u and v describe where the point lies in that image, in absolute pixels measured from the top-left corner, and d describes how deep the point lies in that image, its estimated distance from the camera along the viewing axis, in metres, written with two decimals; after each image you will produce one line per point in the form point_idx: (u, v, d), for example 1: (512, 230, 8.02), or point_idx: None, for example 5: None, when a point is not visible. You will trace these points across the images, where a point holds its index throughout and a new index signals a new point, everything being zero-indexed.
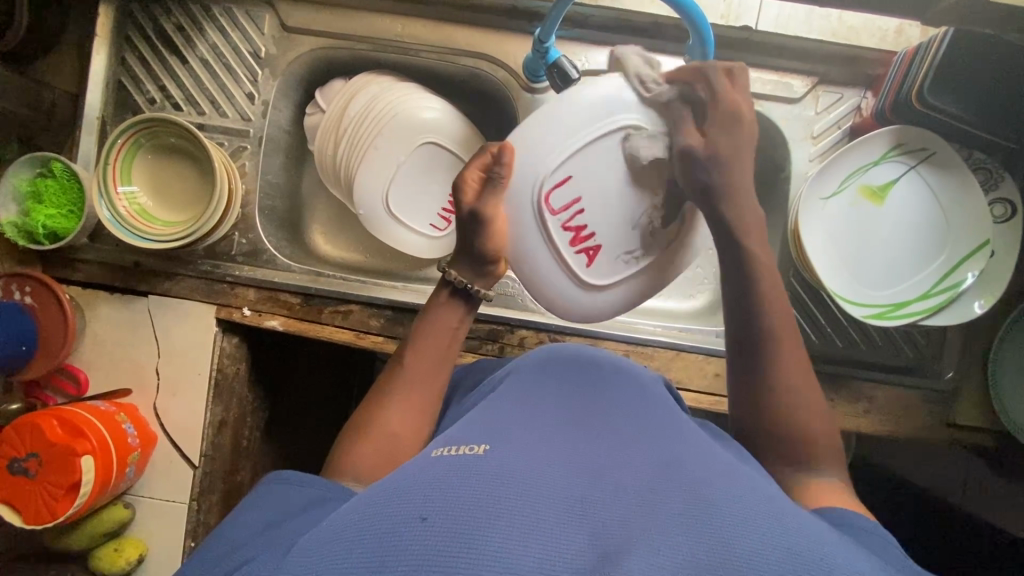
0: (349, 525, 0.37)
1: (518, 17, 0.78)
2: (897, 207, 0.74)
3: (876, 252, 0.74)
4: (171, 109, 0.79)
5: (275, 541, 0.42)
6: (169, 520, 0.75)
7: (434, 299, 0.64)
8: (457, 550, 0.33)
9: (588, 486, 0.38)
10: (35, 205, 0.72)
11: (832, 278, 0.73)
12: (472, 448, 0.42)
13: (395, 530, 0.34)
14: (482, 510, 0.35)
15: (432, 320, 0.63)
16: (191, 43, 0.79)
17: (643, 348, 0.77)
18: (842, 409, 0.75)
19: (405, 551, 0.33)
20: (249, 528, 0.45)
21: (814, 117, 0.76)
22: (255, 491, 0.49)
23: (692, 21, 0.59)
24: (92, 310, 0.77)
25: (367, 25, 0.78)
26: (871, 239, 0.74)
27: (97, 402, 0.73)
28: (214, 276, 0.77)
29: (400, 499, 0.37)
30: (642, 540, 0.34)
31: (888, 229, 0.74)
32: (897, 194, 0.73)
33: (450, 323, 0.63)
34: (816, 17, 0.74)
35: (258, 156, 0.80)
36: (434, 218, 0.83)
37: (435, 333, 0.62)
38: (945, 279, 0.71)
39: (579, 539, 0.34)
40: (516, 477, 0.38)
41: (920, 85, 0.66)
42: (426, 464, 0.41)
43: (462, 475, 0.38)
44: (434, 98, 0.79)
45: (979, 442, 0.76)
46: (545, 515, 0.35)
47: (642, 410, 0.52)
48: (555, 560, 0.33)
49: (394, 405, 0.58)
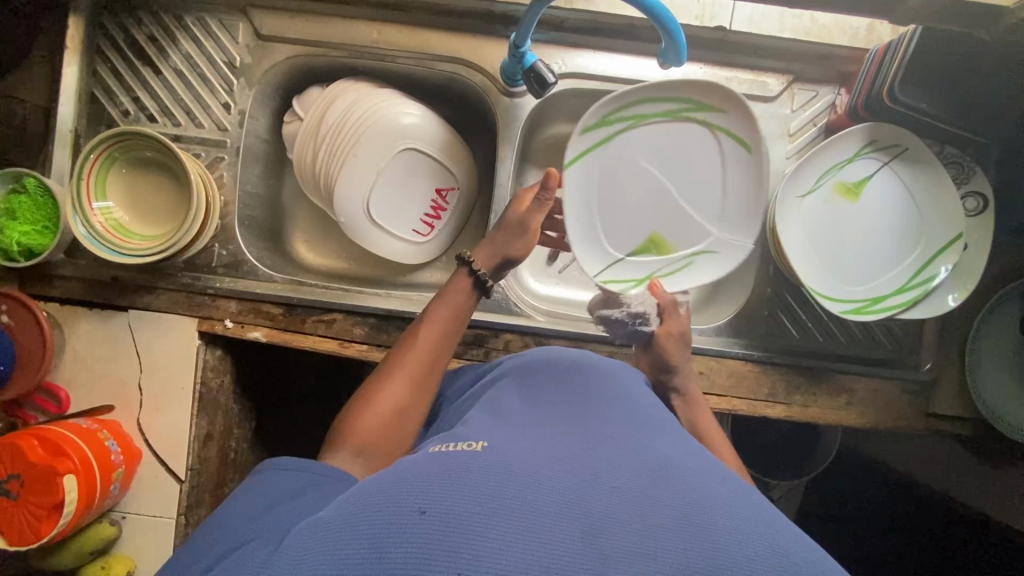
0: (349, 514, 0.37)
1: (494, 21, 0.78)
2: (730, 155, 0.71)
3: (730, 198, 0.71)
4: (146, 121, 0.78)
5: (260, 533, 0.41)
6: (158, 537, 0.75)
7: (454, 281, 0.66)
8: (455, 543, 0.33)
9: (583, 476, 0.39)
10: (9, 222, 0.71)
11: (808, 272, 0.74)
12: (470, 444, 0.43)
13: (394, 522, 0.35)
14: (480, 504, 0.36)
15: (449, 302, 0.65)
16: (164, 53, 0.78)
17: (628, 348, 0.78)
18: (823, 402, 0.76)
19: (403, 545, 0.34)
20: (239, 511, 0.45)
21: (790, 115, 0.77)
22: (254, 473, 0.49)
23: (662, 23, 0.59)
24: (71, 326, 0.76)
25: (342, 32, 0.78)
26: (708, 197, 0.72)
27: (79, 420, 0.72)
28: (194, 288, 0.77)
29: (400, 493, 0.37)
30: (632, 535, 0.35)
31: (734, 187, 0.71)
32: (756, 146, 0.69)
33: (462, 308, 0.66)
34: (789, 17, 0.74)
35: (236, 166, 0.79)
36: (417, 224, 0.83)
37: (449, 316, 0.64)
38: (919, 274, 0.73)
39: (575, 531, 0.35)
40: (514, 470, 0.39)
41: (890, 85, 0.67)
42: (424, 459, 0.41)
43: (461, 469, 0.39)
44: (412, 114, 0.78)
45: (957, 431, 0.77)
46: (543, 506, 0.36)
47: (635, 406, 0.53)
48: (547, 551, 0.33)
49: (399, 381, 0.59)
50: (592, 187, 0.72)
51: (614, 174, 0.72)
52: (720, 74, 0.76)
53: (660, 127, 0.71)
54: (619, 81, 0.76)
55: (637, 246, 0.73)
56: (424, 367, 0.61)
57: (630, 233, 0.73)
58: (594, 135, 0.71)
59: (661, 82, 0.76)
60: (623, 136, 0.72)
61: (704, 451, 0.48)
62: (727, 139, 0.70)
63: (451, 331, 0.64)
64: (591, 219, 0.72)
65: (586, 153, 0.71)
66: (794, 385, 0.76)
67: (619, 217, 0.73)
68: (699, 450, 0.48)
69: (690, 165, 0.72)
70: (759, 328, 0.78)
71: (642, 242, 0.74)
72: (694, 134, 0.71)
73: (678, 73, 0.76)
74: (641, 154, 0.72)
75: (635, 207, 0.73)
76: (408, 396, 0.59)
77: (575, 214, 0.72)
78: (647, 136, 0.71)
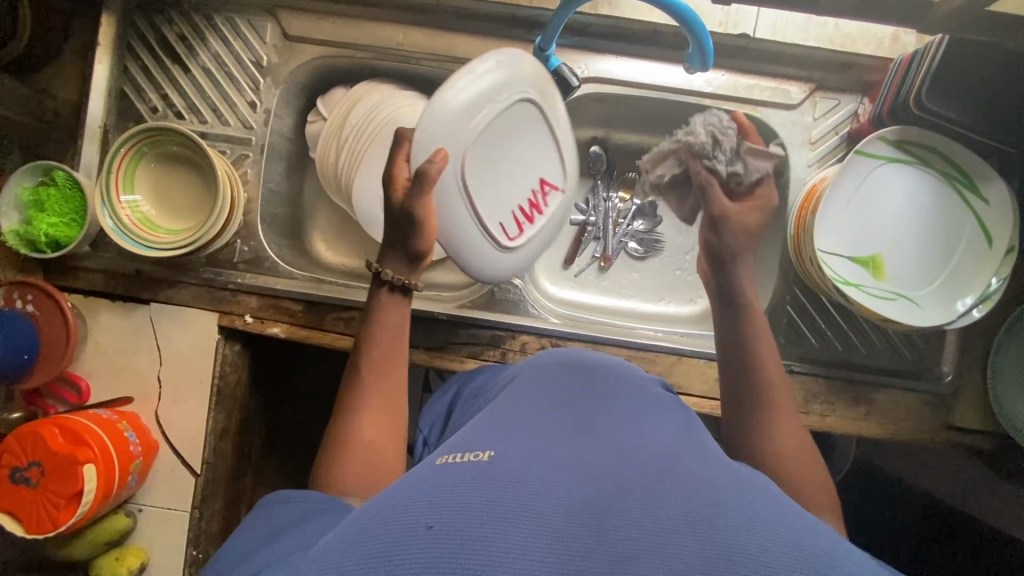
0: (357, 532, 0.37)
1: (518, 25, 0.79)
2: (970, 232, 0.70)
3: (891, 250, 0.72)
4: (173, 118, 0.80)
5: (272, 556, 0.41)
6: (172, 530, 0.75)
7: (375, 298, 0.63)
8: (466, 555, 0.33)
9: (595, 488, 0.39)
10: (37, 213, 0.72)
11: (859, 276, 0.72)
12: (477, 454, 0.42)
13: (403, 540, 0.35)
14: (489, 518, 0.35)
15: (383, 319, 0.62)
16: (193, 52, 0.79)
17: (645, 352, 0.77)
18: (842, 413, 0.76)
19: (412, 560, 0.33)
20: (246, 549, 0.44)
21: (812, 123, 0.77)
22: (251, 513, 0.49)
23: (690, 27, 0.59)
24: (94, 318, 0.77)
25: (369, 34, 0.79)
26: (933, 254, 0.72)
27: (99, 411, 0.73)
28: (216, 283, 0.78)
29: (409, 508, 0.37)
30: (647, 545, 0.34)
31: (948, 253, 0.71)
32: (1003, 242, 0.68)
33: (396, 319, 0.63)
34: (813, 25, 0.75)
35: (260, 164, 0.80)
36: (506, 219, 0.67)
37: (392, 333, 0.62)
38: (963, 282, 0.70)
39: (588, 542, 0.35)
40: (523, 482, 0.38)
41: (918, 92, 0.66)
42: (435, 470, 0.41)
43: (470, 480, 0.39)
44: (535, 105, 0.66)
45: (978, 444, 0.76)
46: (554, 517, 0.36)
47: (647, 411, 0.52)
48: (563, 561, 0.33)
49: (361, 420, 0.57)
50: (855, 196, 0.72)
51: (872, 190, 0.72)
52: (742, 80, 0.76)
53: (938, 177, 0.71)
54: (640, 86, 0.77)
55: (857, 255, 0.72)
56: (386, 399, 0.59)
57: (860, 243, 0.72)
58: (890, 150, 0.71)
59: (683, 88, 0.77)
60: (927, 173, 0.71)
61: (717, 455, 0.47)
62: (973, 226, 0.70)
63: (395, 346, 0.62)
64: (838, 217, 0.72)
65: (887, 167, 0.71)
66: (813, 394, 0.76)
67: (867, 231, 0.73)
68: (714, 453, 0.47)
69: (873, 189, 0.72)
70: (779, 335, 0.78)
71: (862, 255, 0.72)
72: (950, 204, 0.71)
73: (700, 80, 0.76)
74: (911, 194, 0.72)
75: (864, 227, 0.72)
76: (376, 432, 0.56)
77: (830, 210, 0.71)
78: (931, 178, 0.71)
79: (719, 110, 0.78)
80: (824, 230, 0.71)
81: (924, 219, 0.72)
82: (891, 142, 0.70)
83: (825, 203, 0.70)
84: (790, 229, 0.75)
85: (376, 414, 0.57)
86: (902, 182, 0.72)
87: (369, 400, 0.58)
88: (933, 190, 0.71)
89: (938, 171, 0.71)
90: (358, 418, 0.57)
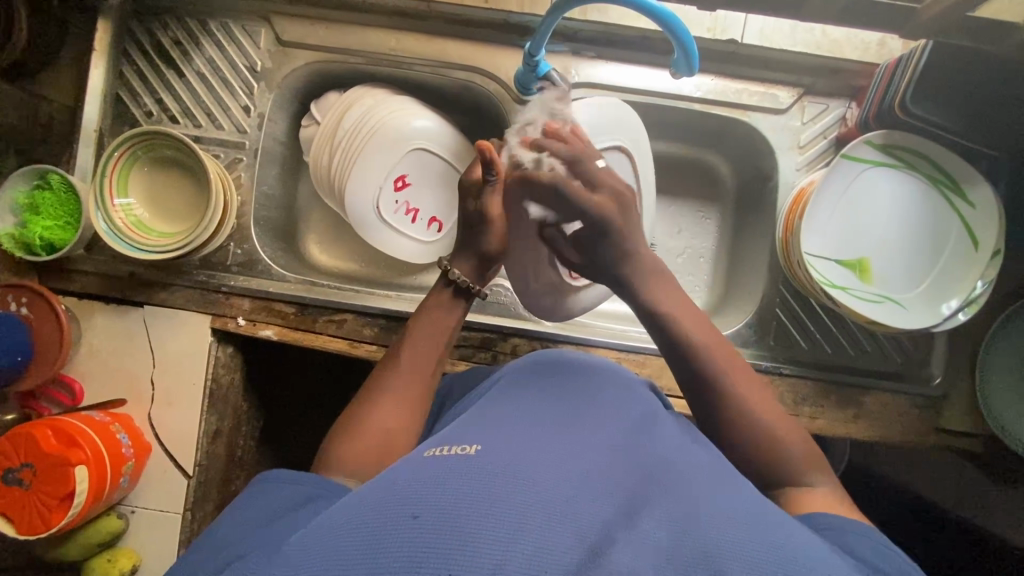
0: (340, 523, 0.37)
1: (509, 31, 0.80)
2: (957, 236, 0.71)
3: (879, 253, 0.73)
4: (168, 121, 0.80)
5: (260, 543, 0.41)
6: (164, 531, 0.76)
7: (433, 293, 0.66)
8: (447, 547, 0.33)
9: (577, 483, 0.39)
10: (32, 216, 0.73)
11: (847, 278, 0.72)
12: (462, 448, 0.43)
13: (385, 530, 0.35)
14: (471, 509, 0.36)
15: (432, 314, 0.64)
16: (188, 57, 0.80)
17: (636, 354, 0.78)
18: (831, 415, 0.76)
19: (394, 550, 0.33)
20: (232, 531, 0.44)
21: (801, 128, 0.77)
22: (243, 493, 0.49)
23: (675, 34, 0.60)
24: (88, 320, 0.77)
25: (362, 39, 0.80)
26: (920, 258, 0.72)
27: (91, 412, 0.73)
28: (209, 286, 0.78)
29: (392, 499, 0.37)
30: (626, 542, 0.35)
31: (935, 257, 0.72)
32: (989, 246, 0.69)
33: (448, 319, 0.65)
34: (801, 31, 0.75)
35: (254, 167, 0.81)
36: (568, 262, 0.69)
37: (435, 328, 0.64)
38: (951, 286, 0.71)
39: (567, 536, 0.35)
40: (506, 474, 0.39)
41: (902, 97, 0.67)
42: (416, 464, 0.41)
43: (453, 473, 0.39)
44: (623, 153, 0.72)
45: (967, 446, 0.76)
46: (534, 511, 0.36)
47: (634, 410, 0.53)
48: (542, 555, 0.33)
49: (381, 405, 0.57)
50: (843, 199, 0.72)
51: (860, 194, 0.72)
52: (731, 85, 0.77)
53: (925, 182, 0.72)
54: (629, 91, 0.77)
55: (845, 257, 0.73)
56: (408, 389, 0.59)
57: (848, 245, 0.73)
58: (877, 154, 0.71)
59: (672, 94, 0.77)
60: (915, 177, 0.72)
61: (702, 454, 0.48)
62: (959, 230, 0.71)
63: (436, 342, 0.63)
64: (826, 219, 0.72)
65: (874, 171, 0.72)
66: (802, 397, 0.76)
67: (856, 234, 0.73)
68: (698, 452, 0.48)
69: (862, 192, 0.72)
70: (768, 337, 0.78)
71: (851, 257, 0.73)
72: (937, 210, 0.72)
73: (689, 85, 0.77)
74: (898, 199, 0.72)
75: (852, 229, 0.73)
76: (395, 419, 0.57)
77: (818, 212, 0.72)
78: (919, 183, 0.72)
79: (708, 114, 0.78)
80: (811, 231, 0.72)
81: (912, 223, 0.73)
82: (878, 146, 0.71)
83: (816, 202, 0.71)
84: (779, 231, 0.76)
85: (397, 401, 0.58)
86: (889, 186, 0.72)
87: (393, 386, 0.59)
88: (920, 194, 0.72)
89: (925, 176, 0.72)
90: (379, 403, 0.57)
